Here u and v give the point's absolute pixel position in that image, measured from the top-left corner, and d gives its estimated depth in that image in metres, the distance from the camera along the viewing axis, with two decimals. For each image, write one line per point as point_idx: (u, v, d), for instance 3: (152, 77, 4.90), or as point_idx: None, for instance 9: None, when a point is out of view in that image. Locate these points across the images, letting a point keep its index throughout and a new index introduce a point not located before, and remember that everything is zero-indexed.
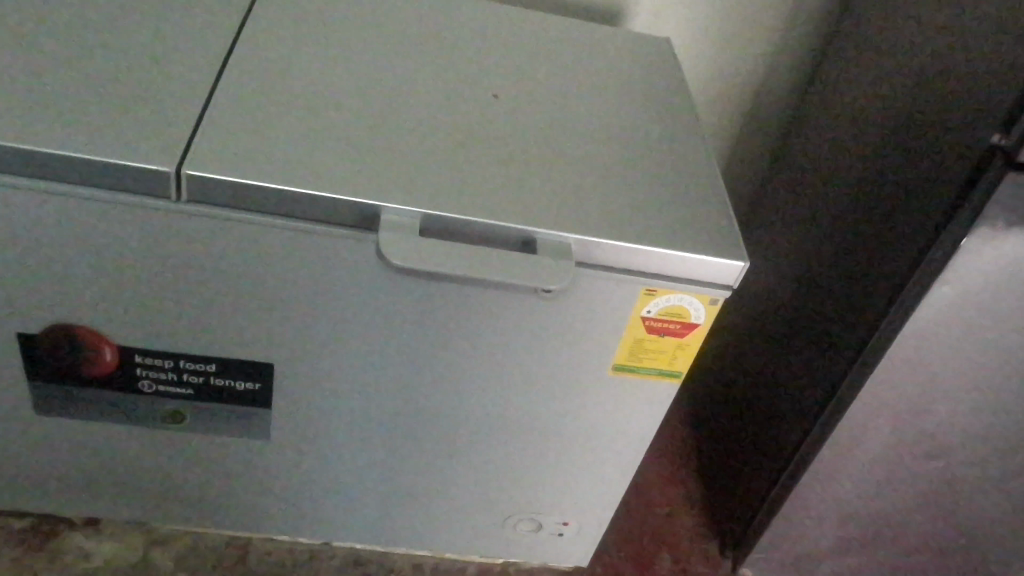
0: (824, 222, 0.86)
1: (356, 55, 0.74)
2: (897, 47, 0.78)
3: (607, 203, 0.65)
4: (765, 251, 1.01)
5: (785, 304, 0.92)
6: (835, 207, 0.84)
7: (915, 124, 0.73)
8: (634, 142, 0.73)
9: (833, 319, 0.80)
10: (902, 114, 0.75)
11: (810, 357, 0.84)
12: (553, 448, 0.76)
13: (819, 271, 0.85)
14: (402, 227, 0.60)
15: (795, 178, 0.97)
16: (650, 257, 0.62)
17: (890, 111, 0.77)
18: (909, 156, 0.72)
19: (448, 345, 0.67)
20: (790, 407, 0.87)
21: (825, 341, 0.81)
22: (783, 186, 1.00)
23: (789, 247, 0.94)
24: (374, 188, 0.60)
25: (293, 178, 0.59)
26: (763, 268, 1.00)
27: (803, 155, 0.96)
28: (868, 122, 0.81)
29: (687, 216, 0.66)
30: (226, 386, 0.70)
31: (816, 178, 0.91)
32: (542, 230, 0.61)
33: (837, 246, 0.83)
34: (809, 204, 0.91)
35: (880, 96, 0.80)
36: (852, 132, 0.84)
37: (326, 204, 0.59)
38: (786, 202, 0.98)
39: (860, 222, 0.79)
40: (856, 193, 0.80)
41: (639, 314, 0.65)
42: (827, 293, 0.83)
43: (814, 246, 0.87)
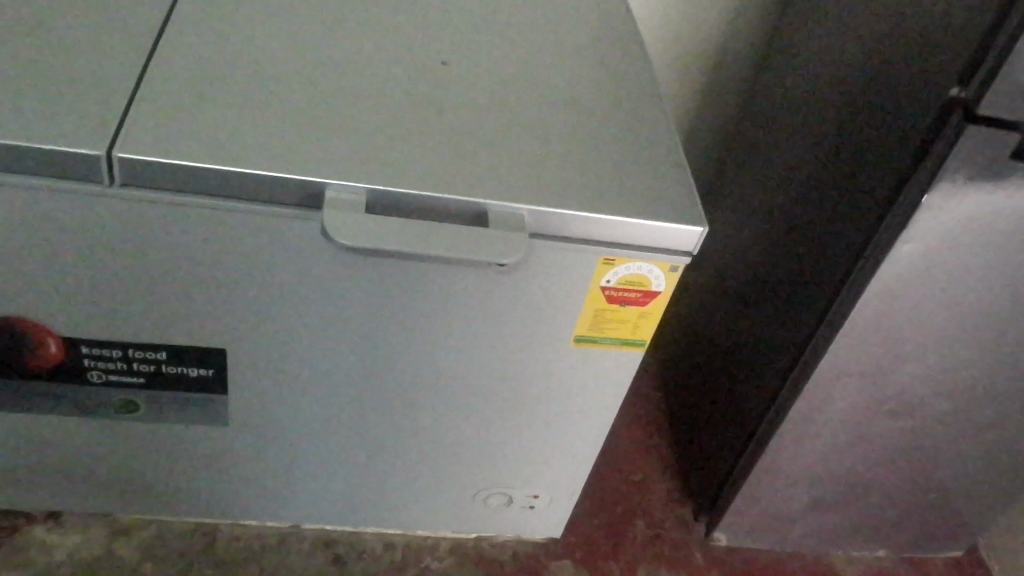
0: (782, 187, 0.85)
1: (297, 26, 0.71)
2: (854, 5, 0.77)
3: (561, 170, 0.63)
4: (722, 219, 1.01)
5: (749, 269, 0.91)
6: (790, 176, 0.84)
7: (867, 91, 0.72)
8: (590, 105, 0.71)
9: (796, 284, 0.80)
10: (857, 76, 0.74)
11: (775, 321, 0.83)
12: (521, 420, 0.75)
13: (782, 235, 0.84)
14: (350, 205, 0.57)
15: (753, 141, 0.96)
16: (608, 225, 0.60)
17: (842, 78, 0.77)
18: (868, 113, 0.71)
19: (407, 322, 0.65)
20: (757, 373, 0.86)
21: (789, 306, 0.81)
22: (743, 147, 0.99)
23: (748, 209, 0.93)
24: (317, 165, 0.58)
25: (232, 158, 0.57)
26: (725, 230, 0.99)
27: (761, 116, 0.95)
28: (827, 81, 0.79)
29: (645, 180, 0.65)
30: (180, 373, 0.68)
31: (775, 139, 0.89)
32: (495, 202, 0.59)
33: (797, 208, 0.82)
34: (770, 166, 0.90)
35: (838, 54, 0.78)
36: (810, 92, 0.82)
37: (268, 183, 0.56)
38: (745, 165, 0.97)
39: (821, 183, 0.77)
40: (811, 160, 0.80)
41: (598, 284, 0.64)
42: (790, 255, 0.82)
43: (774, 207, 0.87)
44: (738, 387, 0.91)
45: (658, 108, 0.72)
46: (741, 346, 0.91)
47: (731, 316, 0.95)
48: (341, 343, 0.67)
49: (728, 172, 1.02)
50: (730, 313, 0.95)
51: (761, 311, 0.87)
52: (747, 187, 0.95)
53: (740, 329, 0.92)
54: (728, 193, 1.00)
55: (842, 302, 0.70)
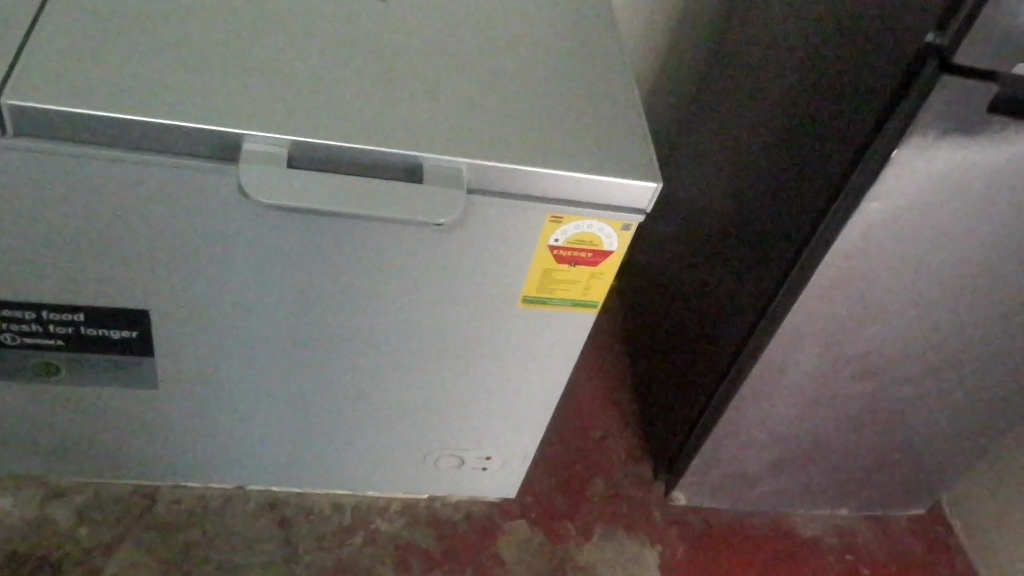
0: (749, 133, 0.81)
1: None
2: None
3: (506, 118, 0.59)
4: (687, 166, 0.96)
5: (713, 219, 0.87)
6: (756, 123, 0.80)
7: (836, 33, 0.67)
8: (540, 47, 0.66)
9: (761, 238, 0.76)
10: (829, 17, 0.69)
11: (738, 276, 0.80)
12: (469, 381, 0.71)
13: (747, 184, 0.80)
14: (269, 159, 0.52)
15: (720, 84, 0.91)
16: (555, 180, 0.56)
17: (813, 19, 0.71)
18: (839, 58, 0.66)
19: (341, 282, 0.61)
20: (719, 330, 0.83)
21: (753, 262, 0.77)
22: (710, 89, 0.94)
23: (714, 156, 0.89)
24: (233, 113, 0.53)
25: (138, 105, 0.51)
26: (690, 178, 0.95)
27: (729, 58, 0.89)
28: (797, 21, 0.74)
29: (597, 131, 0.60)
30: (100, 335, 0.63)
31: (743, 81, 0.84)
32: (430, 156, 0.54)
33: (763, 157, 0.77)
34: (737, 110, 0.85)
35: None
36: (780, 31, 0.77)
37: (179, 133, 0.51)
38: (712, 110, 0.92)
39: (788, 130, 0.73)
40: (779, 106, 0.75)
41: (546, 243, 0.60)
42: (755, 207, 0.78)
43: (740, 155, 0.82)
44: (699, 342, 0.88)
45: (614, 51, 0.67)
46: (703, 301, 0.88)
47: (693, 268, 0.91)
48: (272, 304, 0.62)
49: (695, 116, 0.98)
50: (692, 265, 0.91)
51: (724, 266, 0.83)
52: (713, 132, 0.90)
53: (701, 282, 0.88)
54: (695, 137, 0.96)
55: (807, 260, 0.66)
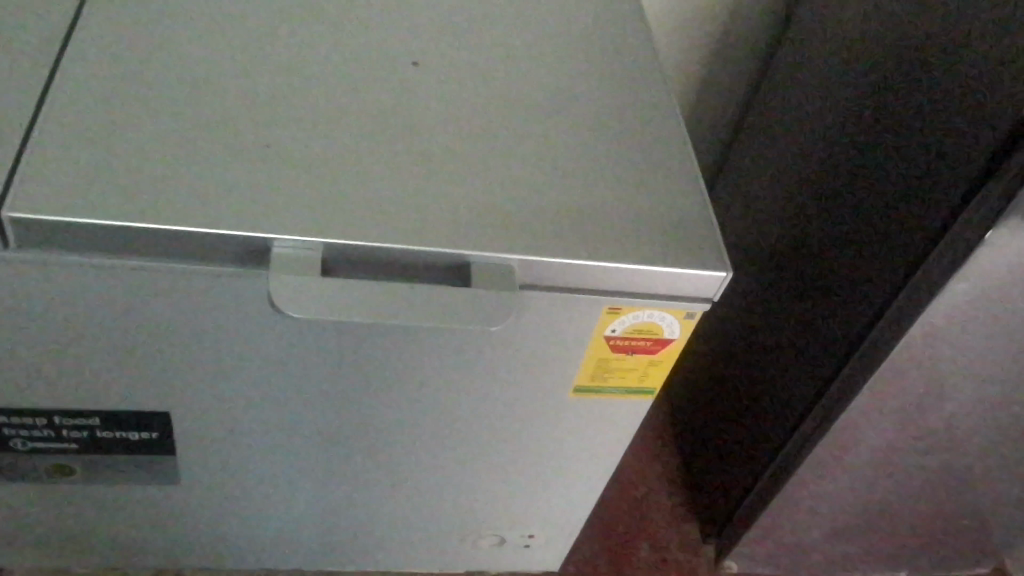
0: (803, 188, 0.76)
1: (239, 13, 0.59)
2: None
3: (558, 200, 0.53)
4: (732, 213, 0.92)
5: (764, 274, 0.82)
6: (809, 177, 0.75)
7: (902, 90, 0.62)
8: (589, 108, 0.60)
9: (822, 304, 0.71)
10: (893, 74, 0.64)
11: (797, 341, 0.75)
12: (514, 467, 0.66)
13: (804, 243, 0.75)
14: (301, 264, 0.47)
15: (766, 129, 0.86)
16: (616, 274, 0.51)
17: (874, 73, 0.67)
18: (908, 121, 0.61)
19: (378, 381, 0.56)
20: (776, 394, 0.78)
21: (814, 329, 0.72)
22: (755, 132, 0.89)
23: (763, 207, 0.84)
24: (260, 212, 0.47)
25: (156, 210, 0.46)
26: (737, 225, 0.90)
27: (776, 101, 0.85)
28: (856, 73, 0.69)
29: (658, 210, 0.54)
30: (118, 437, 0.58)
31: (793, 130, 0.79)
32: (479, 253, 0.49)
33: (821, 217, 0.72)
34: (788, 160, 0.80)
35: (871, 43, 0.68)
36: (836, 82, 0.72)
37: (201, 240, 0.46)
38: (759, 153, 0.87)
39: (850, 192, 0.68)
40: (837, 164, 0.70)
41: (602, 334, 0.55)
42: (813, 269, 0.73)
43: (794, 211, 0.77)
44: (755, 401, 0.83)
45: (669, 110, 0.62)
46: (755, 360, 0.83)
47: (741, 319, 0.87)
48: (303, 403, 0.57)
49: (739, 158, 0.93)
50: (743, 316, 0.86)
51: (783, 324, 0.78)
52: (762, 180, 0.85)
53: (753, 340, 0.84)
54: (740, 183, 0.91)
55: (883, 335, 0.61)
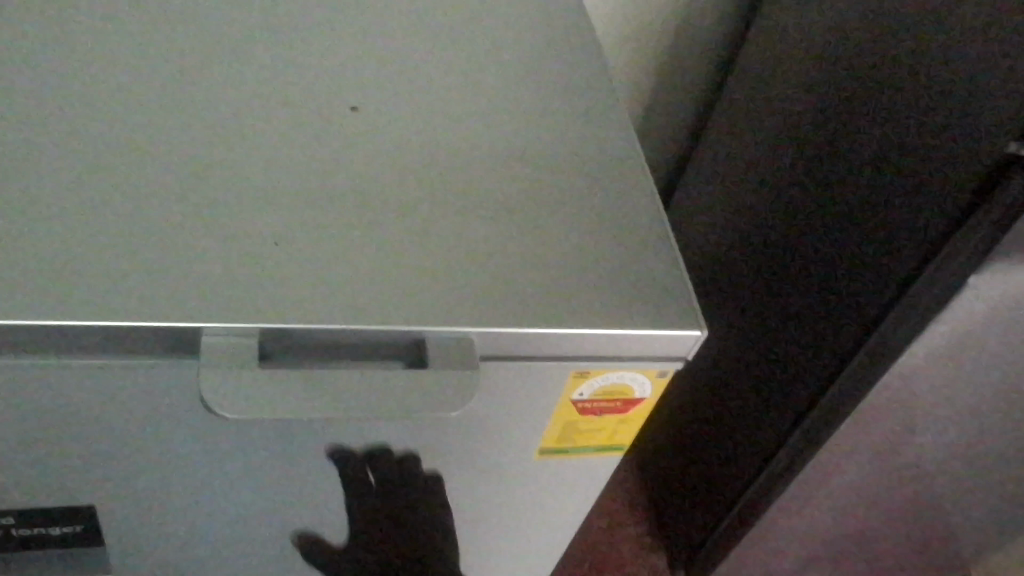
0: (784, 216, 0.79)
1: (160, 64, 0.55)
2: (863, 18, 0.69)
3: (516, 260, 0.49)
4: (716, 237, 0.95)
5: (750, 304, 0.86)
6: (791, 205, 0.78)
7: (880, 122, 0.65)
8: (543, 152, 0.57)
9: (812, 330, 0.74)
10: (867, 106, 0.67)
11: (790, 367, 0.78)
12: (474, 537, 0.62)
13: (789, 270, 0.78)
14: (233, 355, 0.42)
15: (744, 154, 0.88)
16: (587, 340, 0.47)
17: (849, 104, 0.69)
18: (886, 152, 0.64)
19: (324, 467, 0.51)
20: (772, 418, 0.82)
21: (804, 355, 0.75)
22: (733, 158, 0.92)
23: (745, 232, 0.87)
24: (184, 298, 0.42)
25: (64, 303, 0.40)
26: (721, 250, 0.93)
27: (752, 129, 0.87)
28: (830, 104, 0.72)
29: (621, 263, 0.51)
30: (38, 533, 0.52)
31: (773, 157, 0.82)
32: (434, 330, 0.44)
33: (805, 246, 0.75)
34: (768, 187, 0.83)
35: (843, 75, 0.71)
36: (810, 113, 0.75)
37: (120, 335, 0.40)
38: (739, 177, 0.89)
39: (832, 221, 0.71)
40: (818, 194, 0.73)
41: (569, 398, 0.51)
42: (802, 296, 0.76)
43: (777, 237, 0.80)
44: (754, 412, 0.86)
45: (621, 155, 0.58)
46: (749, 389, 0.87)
47: (732, 345, 0.90)
48: (240, 495, 0.52)
49: (717, 181, 0.95)
50: (738, 335, 0.89)
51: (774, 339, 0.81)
52: (742, 205, 0.88)
53: (747, 366, 0.87)
54: (721, 208, 0.94)
55: (883, 352, 0.63)
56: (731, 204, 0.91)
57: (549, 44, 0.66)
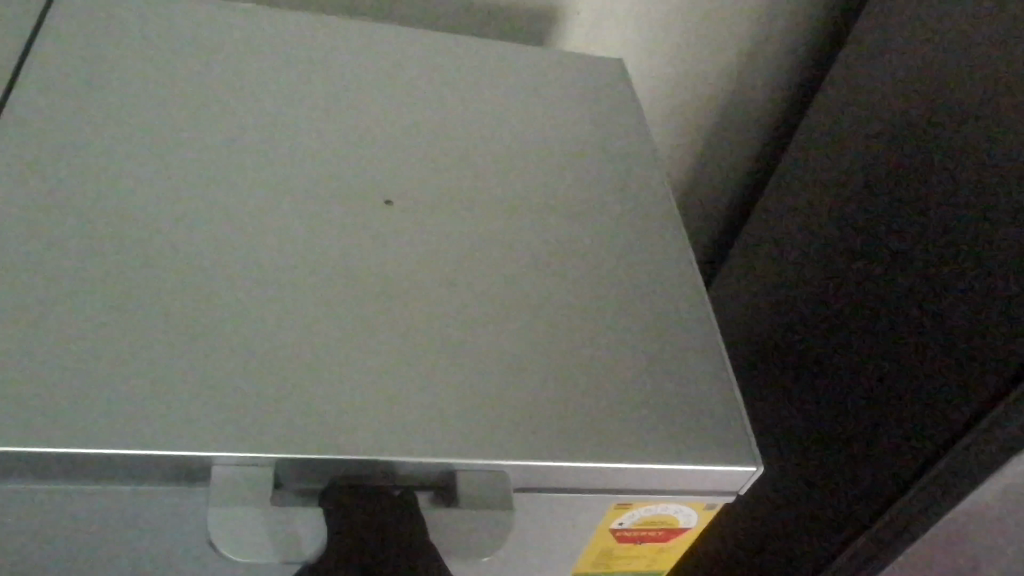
0: (832, 318, 0.74)
1: (187, 132, 0.51)
2: (937, 120, 0.65)
3: (558, 375, 0.45)
4: (750, 325, 0.90)
5: (785, 406, 0.80)
6: (841, 308, 0.73)
7: (956, 238, 0.60)
8: (591, 253, 0.52)
9: (853, 448, 0.69)
10: (941, 218, 0.62)
11: (823, 482, 0.73)
12: None
13: (833, 378, 0.73)
14: (245, 490, 0.38)
15: (791, 243, 0.84)
16: (633, 475, 0.43)
17: (919, 212, 0.65)
18: (960, 272, 0.59)
19: None
20: (801, 533, 0.76)
21: (841, 473, 0.70)
22: (776, 244, 0.87)
23: (785, 327, 0.82)
24: (197, 419, 0.38)
25: (66, 423, 0.36)
26: (756, 339, 0.88)
27: (800, 220, 0.83)
28: (897, 208, 0.68)
29: (672, 380, 0.46)
30: None
31: (825, 252, 0.77)
32: (467, 464, 0.40)
33: (853, 355, 0.70)
34: (817, 284, 0.78)
35: (912, 179, 0.66)
36: (873, 214, 0.71)
37: (126, 463, 0.37)
38: (783, 266, 0.84)
39: (889, 335, 0.66)
40: (874, 303, 0.68)
41: (608, 526, 0.47)
42: (844, 409, 0.71)
43: (821, 341, 0.75)
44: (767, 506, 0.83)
45: (671, 249, 0.54)
46: (774, 496, 0.82)
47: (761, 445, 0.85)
48: None
49: (756, 264, 0.90)
50: (766, 434, 0.84)
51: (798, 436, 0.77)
52: (784, 297, 0.83)
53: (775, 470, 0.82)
54: (759, 295, 0.89)
55: (921, 488, 0.58)
56: (772, 294, 0.86)
57: (595, 118, 0.62)
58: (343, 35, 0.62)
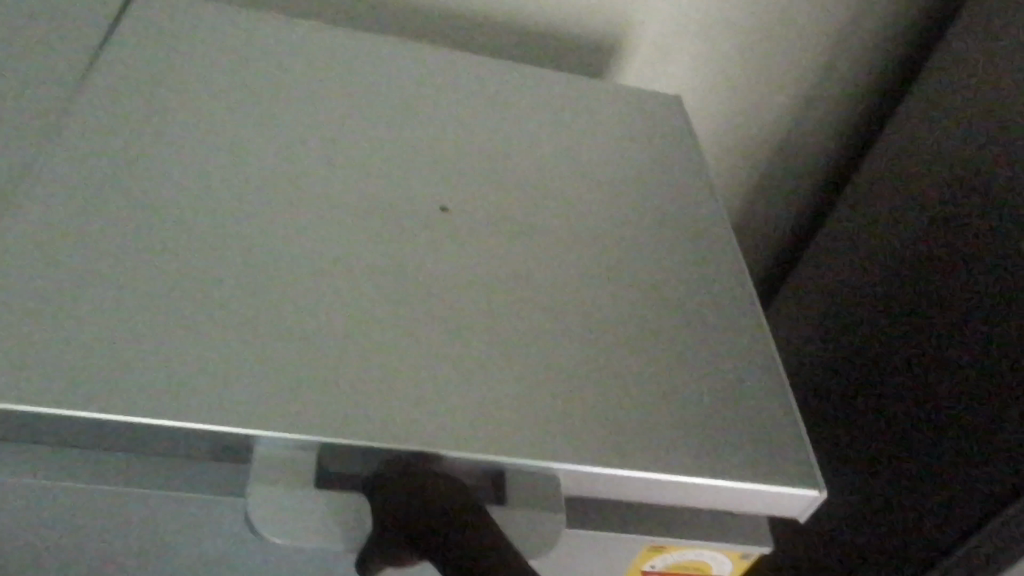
0: (886, 368, 0.72)
1: (249, 135, 0.51)
2: (994, 160, 0.64)
3: (611, 383, 0.43)
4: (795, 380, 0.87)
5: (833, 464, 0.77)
6: (897, 359, 0.70)
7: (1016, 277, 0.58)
8: (645, 272, 0.51)
9: (910, 503, 0.65)
10: (1000, 258, 0.60)
11: (879, 542, 0.69)
12: None
13: (888, 431, 0.70)
14: (282, 471, 0.36)
15: (840, 294, 0.82)
16: (686, 490, 0.40)
17: (978, 253, 0.63)
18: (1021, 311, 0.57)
19: None
20: None
21: (898, 530, 0.66)
22: (824, 297, 0.85)
23: (834, 381, 0.79)
24: (238, 395, 0.37)
25: (107, 388, 0.35)
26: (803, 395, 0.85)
27: (850, 271, 0.81)
28: (954, 251, 0.66)
29: (728, 397, 0.45)
30: None
31: (877, 302, 0.75)
32: (514, 462, 0.38)
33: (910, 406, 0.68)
34: (868, 334, 0.76)
35: (970, 221, 0.65)
36: (928, 259, 0.69)
37: (164, 432, 0.35)
38: (832, 318, 0.82)
39: (948, 381, 0.63)
40: (931, 349, 0.66)
41: (639, 567, 0.44)
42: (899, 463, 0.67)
43: (875, 392, 0.73)
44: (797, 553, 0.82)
45: (727, 274, 0.53)
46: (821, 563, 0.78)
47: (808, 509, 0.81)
48: None
49: (805, 317, 0.88)
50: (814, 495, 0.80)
51: (835, 488, 0.76)
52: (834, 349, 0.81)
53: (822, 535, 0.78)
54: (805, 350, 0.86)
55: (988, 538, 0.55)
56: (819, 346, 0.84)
57: (652, 150, 0.62)
58: (406, 62, 0.64)
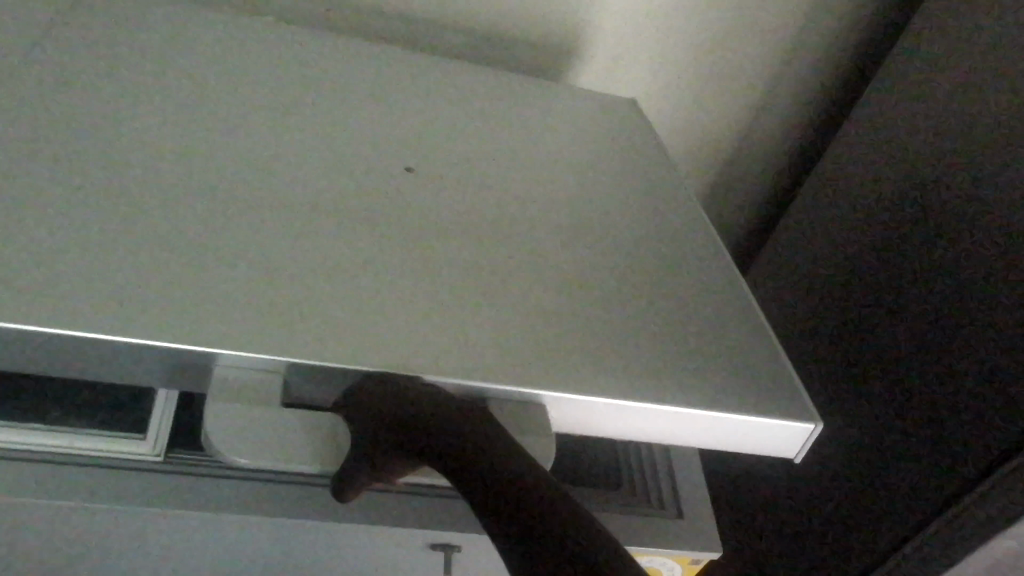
0: (846, 365, 0.70)
1: (206, 108, 0.50)
2: (948, 148, 0.64)
3: (594, 324, 0.41)
4: None
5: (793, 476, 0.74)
6: (856, 353, 0.69)
7: (978, 250, 0.58)
8: (616, 236, 0.50)
9: (873, 496, 0.62)
10: (960, 235, 0.60)
11: (836, 545, 0.65)
12: None
13: (846, 427, 0.67)
14: (248, 392, 0.33)
15: (799, 304, 0.81)
16: (678, 423, 0.38)
17: (936, 235, 0.63)
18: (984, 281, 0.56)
19: None
20: None
21: (861, 528, 0.63)
22: (781, 312, 0.84)
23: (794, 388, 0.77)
24: (202, 316, 0.34)
25: (56, 308, 0.32)
26: None
27: (806, 281, 0.81)
28: (912, 238, 0.66)
29: (713, 342, 0.43)
30: None
31: (835, 304, 0.75)
32: (498, 387, 0.35)
33: (870, 396, 0.66)
34: (827, 335, 0.74)
35: (927, 207, 0.65)
36: (887, 252, 0.69)
37: (119, 353, 0.32)
38: (790, 329, 0.81)
39: (910, 364, 0.62)
40: (892, 336, 0.65)
41: None
42: (860, 456, 0.65)
43: (834, 391, 0.71)
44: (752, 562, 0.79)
45: (696, 243, 0.52)
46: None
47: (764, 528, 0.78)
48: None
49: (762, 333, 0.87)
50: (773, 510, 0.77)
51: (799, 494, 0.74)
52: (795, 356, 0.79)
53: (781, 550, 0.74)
54: None
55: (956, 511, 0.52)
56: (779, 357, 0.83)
57: (612, 140, 0.62)
58: (364, 57, 0.63)
